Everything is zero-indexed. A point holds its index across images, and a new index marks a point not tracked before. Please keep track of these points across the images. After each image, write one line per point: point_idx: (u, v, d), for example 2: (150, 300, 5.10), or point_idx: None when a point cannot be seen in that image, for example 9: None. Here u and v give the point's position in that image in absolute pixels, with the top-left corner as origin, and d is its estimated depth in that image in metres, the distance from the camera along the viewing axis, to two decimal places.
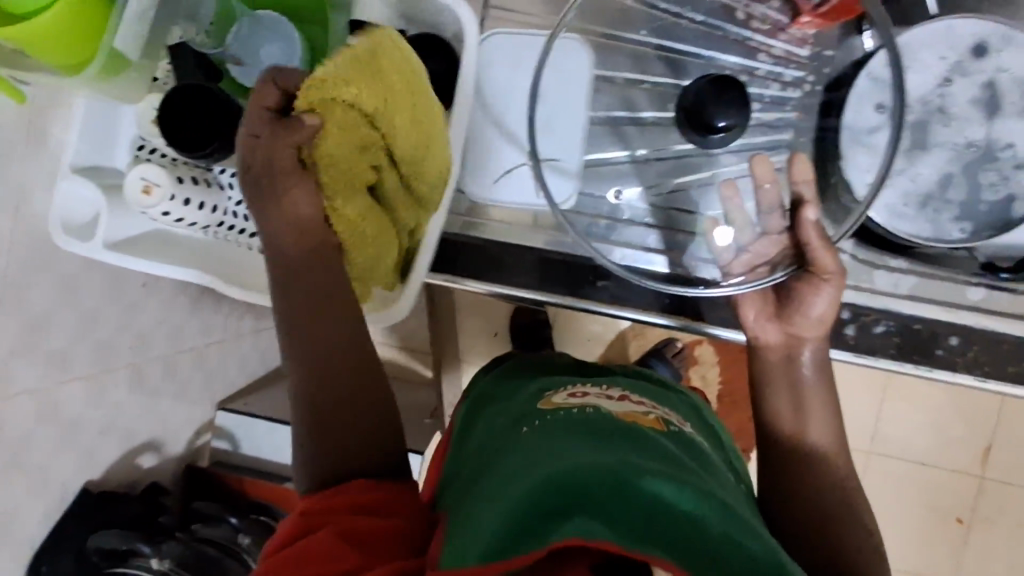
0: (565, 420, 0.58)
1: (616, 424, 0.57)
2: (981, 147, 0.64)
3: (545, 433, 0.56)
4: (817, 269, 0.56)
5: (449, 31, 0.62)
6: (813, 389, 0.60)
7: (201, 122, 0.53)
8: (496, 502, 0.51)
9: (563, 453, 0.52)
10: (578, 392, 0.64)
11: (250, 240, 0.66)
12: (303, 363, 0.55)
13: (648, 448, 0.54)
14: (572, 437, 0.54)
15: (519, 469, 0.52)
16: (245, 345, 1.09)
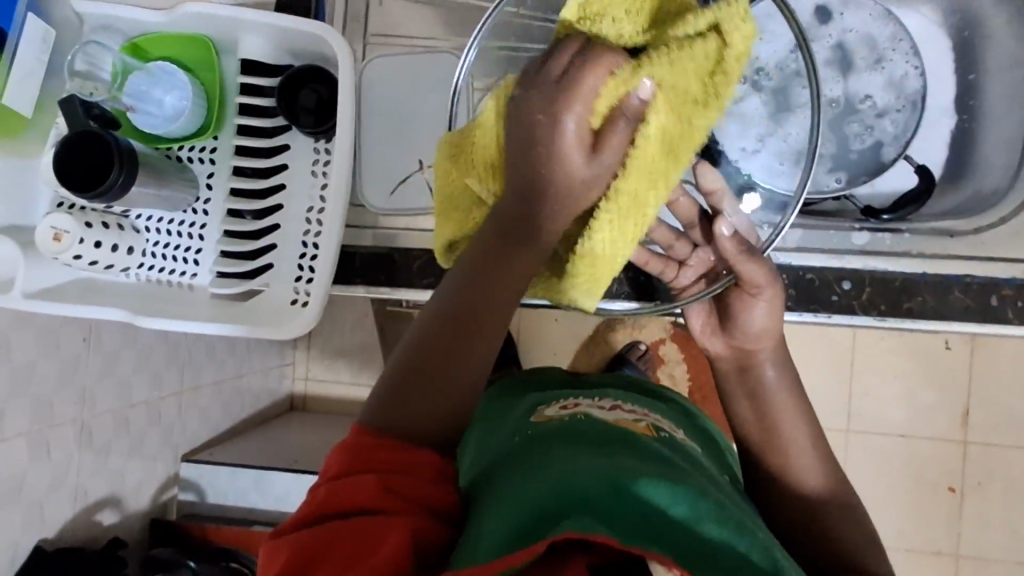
0: (562, 428, 0.55)
1: (611, 431, 0.54)
2: (842, 103, 0.68)
3: (541, 443, 0.53)
4: (746, 285, 0.53)
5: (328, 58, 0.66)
6: (777, 393, 0.57)
7: (95, 164, 0.57)
8: (486, 517, 0.47)
9: (559, 460, 0.49)
10: (570, 402, 0.61)
11: (168, 276, 0.69)
12: (461, 346, 0.48)
13: (644, 455, 0.51)
14: (567, 447, 0.51)
15: (512, 482, 0.49)
16: (203, 397, 1.10)
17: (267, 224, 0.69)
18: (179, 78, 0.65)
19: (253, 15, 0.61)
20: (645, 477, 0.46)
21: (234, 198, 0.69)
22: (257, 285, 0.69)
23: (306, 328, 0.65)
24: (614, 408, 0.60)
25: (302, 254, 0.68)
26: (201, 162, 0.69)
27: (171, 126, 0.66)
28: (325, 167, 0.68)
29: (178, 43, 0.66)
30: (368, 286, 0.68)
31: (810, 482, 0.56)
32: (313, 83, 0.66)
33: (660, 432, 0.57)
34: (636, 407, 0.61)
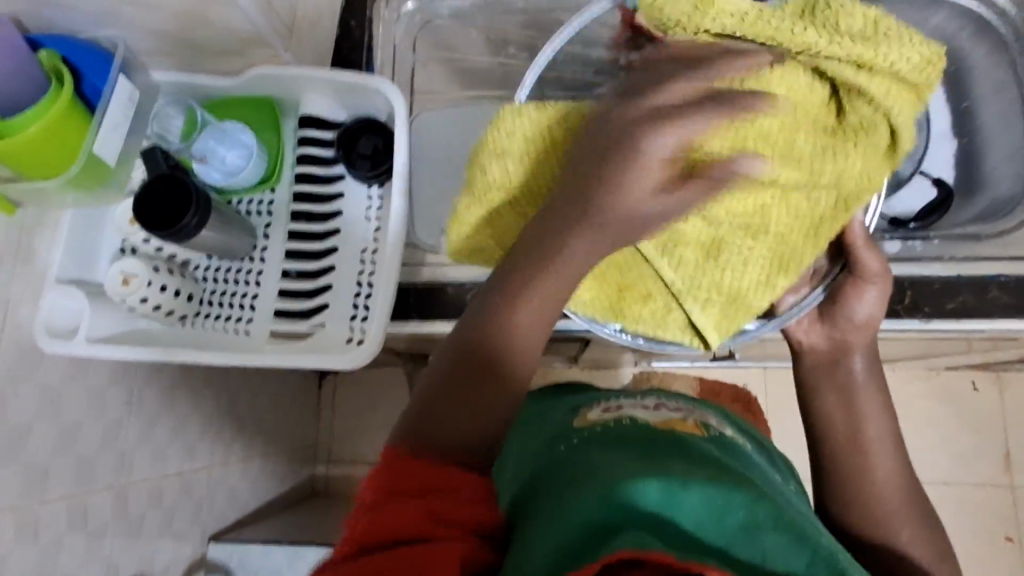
0: (610, 434, 0.53)
1: (658, 436, 0.52)
2: None
3: (587, 449, 0.51)
4: (859, 273, 0.55)
5: (383, 113, 0.71)
6: (861, 391, 0.57)
7: (174, 203, 0.61)
8: (538, 522, 0.44)
9: (607, 464, 0.47)
10: (611, 406, 0.61)
11: (226, 322, 0.70)
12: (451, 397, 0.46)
13: (696, 459, 0.48)
14: (617, 452, 0.49)
15: (563, 485, 0.47)
16: (233, 473, 1.06)
17: (324, 265, 0.71)
18: (245, 138, 0.69)
19: (319, 74, 0.68)
20: (696, 479, 0.42)
21: (290, 242, 0.72)
22: (309, 325, 0.69)
23: (357, 362, 0.65)
24: (656, 406, 0.61)
25: (357, 293, 0.70)
26: (261, 214, 0.73)
27: (235, 179, 0.70)
28: (378, 211, 0.72)
29: (242, 106, 0.71)
30: (422, 321, 0.69)
31: (885, 476, 0.55)
32: (370, 133, 0.71)
33: (709, 429, 0.58)
34: (677, 405, 0.63)
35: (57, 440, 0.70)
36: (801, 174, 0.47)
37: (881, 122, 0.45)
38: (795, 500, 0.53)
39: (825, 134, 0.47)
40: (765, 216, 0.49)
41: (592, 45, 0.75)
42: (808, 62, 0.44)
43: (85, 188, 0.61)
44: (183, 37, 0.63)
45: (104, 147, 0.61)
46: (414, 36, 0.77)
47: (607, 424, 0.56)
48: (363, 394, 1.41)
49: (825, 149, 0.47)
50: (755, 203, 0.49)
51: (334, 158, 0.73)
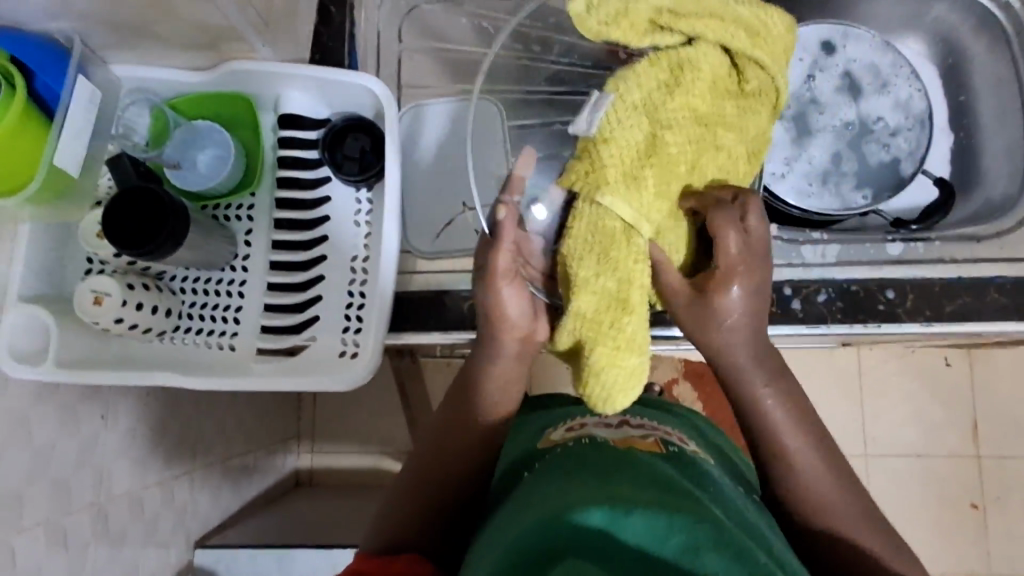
0: (567, 456, 0.53)
1: (613, 455, 0.51)
2: (856, 125, 0.72)
3: (543, 477, 0.50)
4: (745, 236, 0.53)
5: (369, 110, 0.66)
6: None
7: (142, 217, 0.55)
8: (492, 556, 0.44)
9: (558, 491, 0.46)
10: (576, 423, 0.60)
11: (207, 337, 0.66)
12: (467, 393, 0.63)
13: (649, 479, 0.47)
14: (567, 478, 0.48)
15: (515, 520, 0.46)
16: (214, 473, 1.03)
17: (312, 275, 0.67)
18: (221, 139, 0.64)
19: (299, 69, 0.62)
20: (638, 507, 0.40)
21: (275, 252, 0.67)
22: (303, 339, 0.66)
23: (347, 381, 0.62)
24: (619, 425, 0.60)
25: (349, 303, 0.67)
26: (240, 219, 0.68)
27: (211, 185, 0.65)
28: (368, 216, 0.68)
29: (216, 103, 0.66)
30: (429, 327, 0.66)
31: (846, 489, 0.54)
32: (356, 134, 0.67)
33: (670, 447, 0.57)
34: (643, 422, 0.62)
35: (31, 462, 0.67)
36: (733, 136, 0.57)
37: (768, 84, 0.58)
38: (761, 520, 0.52)
39: (738, 96, 0.57)
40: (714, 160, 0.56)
41: None
42: (720, 44, 0.55)
43: (47, 203, 0.55)
44: (143, 28, 0.56)
45: (65, 156, 0.54)
46: (397, 24, 0.73)
47: (569, 444, 0.55)
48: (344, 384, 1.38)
49: (743, 109, 0.57)
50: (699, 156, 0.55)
51: (317, 158, 0.68)
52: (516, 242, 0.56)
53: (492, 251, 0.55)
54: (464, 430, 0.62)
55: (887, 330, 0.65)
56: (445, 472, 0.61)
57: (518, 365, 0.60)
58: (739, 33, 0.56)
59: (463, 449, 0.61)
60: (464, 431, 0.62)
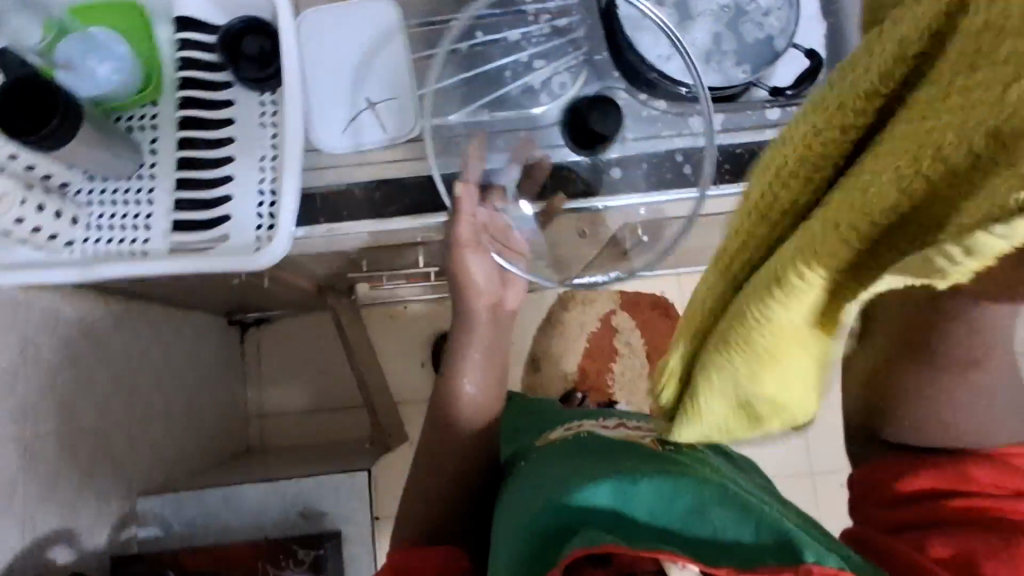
0: (572, 449, 0.62)
1: (622, 444, 0.60)
2: (733, 8, 0.77)
3: (555, 464, 0.60)
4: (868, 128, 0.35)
5: (265, 10, 0.68)
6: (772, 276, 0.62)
7: (38, 109, 0.56)
8: (512, 532, 0.53)
9: (564, 475, 0.55)
10: (574, 426, 0.71)
11: (118, 245, 0.65)
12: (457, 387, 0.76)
13: (649, 457, 0.54)
14: (571, 465, 0.57)
15: (528, 501, 0.55)
16: (155, 425, 1.02)
17: (221, 175, 0.68)
18: (116, 47, 0.65)
19: None
20: (645, 475, 0.48)
21: (183, 152, 0.68)
22: (216, 239, 0.66)
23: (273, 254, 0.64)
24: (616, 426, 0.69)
25: (260, 202, 0.67)
26: (143, 129, 0.68)
27: (108, 94, 0.65)
28: (274, 116, 0.69)
29: (110, 12, 0.67)
30: (404, 214, 0.69)
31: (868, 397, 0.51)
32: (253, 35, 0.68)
33: (668, 441, 0.63)
34: (640, 423, 0.70)
35: None
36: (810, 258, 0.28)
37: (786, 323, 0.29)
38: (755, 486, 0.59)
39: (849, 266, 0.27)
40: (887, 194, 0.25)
41: None
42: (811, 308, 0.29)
43: None
44: None
45: None
46: None
47: (564, 441, 0.66)
48: (296, 340, 1.39)
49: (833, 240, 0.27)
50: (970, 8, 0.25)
51: (217, 63, 0.69)
52: (474, 218, 0.72)
53: (452, 224, 0.71)
54: (465, 430, 0.75)
55: None
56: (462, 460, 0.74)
57: (492, 329, 0.80)
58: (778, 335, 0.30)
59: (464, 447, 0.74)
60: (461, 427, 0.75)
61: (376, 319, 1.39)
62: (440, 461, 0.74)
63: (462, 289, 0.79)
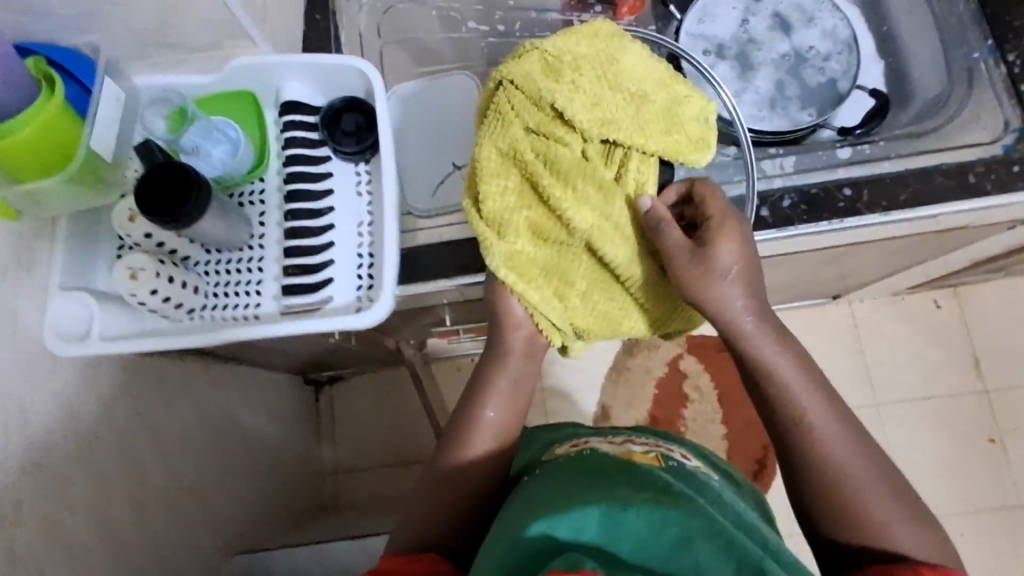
0: (571, 468, 0.59)
1: (617, 463, 0.58)
2: (793, 56, 0.81)
3: (548, 487, 0.56)
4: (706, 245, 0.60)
5: (361, 90, 0.74)
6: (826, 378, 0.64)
7: (172, 188, 0.62)
8: (493, 553, 0.49)
9: (557, 499, 0.51)
10: (579, 442, 0.67)
11: (235, 310, 0.71)
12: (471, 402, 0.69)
13: (641, 485, 0.52)
14: (565, 489, 0.54)
15: (516, 521, 0.51)
16: (244, 484, 1.03)
17: (322, 241, 0.73)
18: (233, 133, 0.72)
19: (300, 59, 0.71)
20: (633, 503, 0.45)
21: (288, 222, 0.73)
22: (319, 300, 0.71)
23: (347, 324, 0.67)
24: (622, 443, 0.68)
25: (359, 264, 0.72)
26: (254, 204, 0.74)
27: (227, 174, 0.72)
28: (368, 185, 0.75)
29: (226, 100, 0.73)
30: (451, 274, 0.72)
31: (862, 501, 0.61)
32: (352, 113, 0.75)
33: (668, 461, 0.65)
34: (645, 441, 0.70)
35: (77, 449, 0.68)
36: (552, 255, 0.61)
37: (551, 293, 0.63)
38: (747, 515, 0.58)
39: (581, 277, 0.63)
40: (561, 159, 0.58)
41: (543, 11, 0.84)
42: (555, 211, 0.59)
43: (80, 192, 0.63)
44: (158, 36, 0.65)
45: (99, 141, 0.62)
46: (377, 22, 0.83)
47: (570, 457, 0.63)
48: (365, 397, 1.43)
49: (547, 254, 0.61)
50: (567, 48, 0.59)
51: (320, 139, 0.75)
52: None
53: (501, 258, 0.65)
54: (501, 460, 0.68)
55: (861, 221, 0.71)
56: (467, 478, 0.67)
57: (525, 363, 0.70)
58: (559, 263, 0.62)
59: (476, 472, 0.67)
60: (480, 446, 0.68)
61: (442, 374, 1.42)
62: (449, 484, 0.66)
63: (501, 316, 0.68)
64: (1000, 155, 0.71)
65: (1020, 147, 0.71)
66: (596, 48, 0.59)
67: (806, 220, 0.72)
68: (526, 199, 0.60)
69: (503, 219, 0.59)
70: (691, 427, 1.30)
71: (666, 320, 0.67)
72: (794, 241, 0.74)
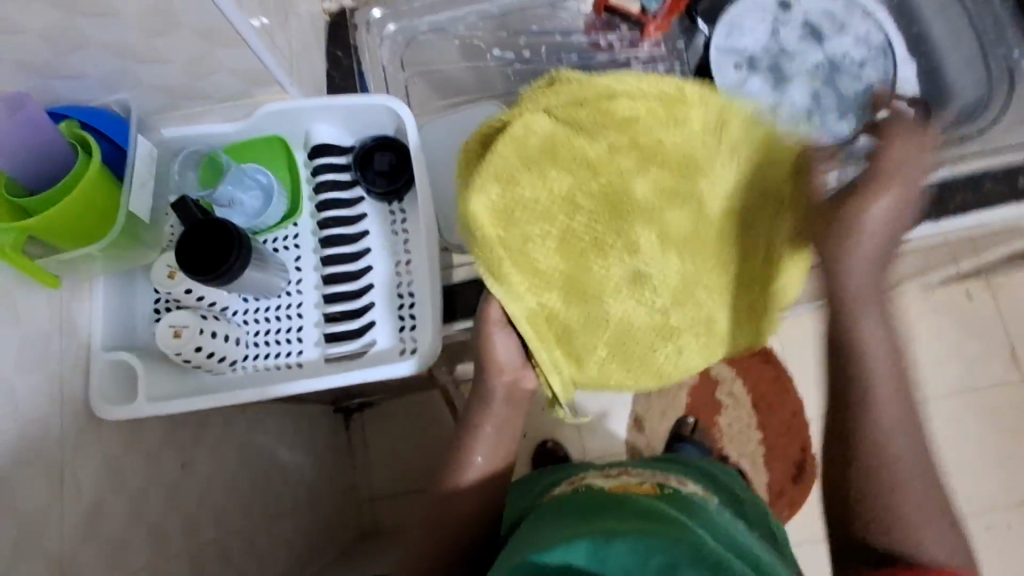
0: (567, 502, 0.59)
1: (608, 497, 0.57)
2: (827, 64, 0.79)
3: (543, 522, 0.56)
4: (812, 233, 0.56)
5: (391, 128, 0.73)
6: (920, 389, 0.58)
7: (212, 246, 0.61)
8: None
9: (550, 533, 0.51)
10: (576, 481, 0.67)
11: (277, 359, 0.70)
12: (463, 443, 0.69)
13: (636, 511, 0.51)
14: (559, 522, 0.53)
15: (510, 557, 0.51)
16: (288, 522, 1.00)
17: (362, 284, 0.72)
18: (264, 179, 0.71)
19: (330, 102, 0.70)
20: (620, 535, 0.44)
21: (326, 268, 0.73)
22: (362, 344, 0.71)
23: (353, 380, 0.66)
24: (619, 476, 0.67)
25: (400, 304, 0.71)
26: (288, 248, 0.73)
27: (261, 222, 0.71)
28: (404, 223, 0.73)
29: (254, 146, 0.72)
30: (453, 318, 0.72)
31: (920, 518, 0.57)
32: (384, 151, 0.74)
33: (665, 488, 0.63)
34: (644, 472, 0.69)
35: (129, 509, 0.66)
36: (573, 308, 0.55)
37: (567, 356, 0.58)
38: (752, 537, 0.55)
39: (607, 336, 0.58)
40: (601, 213, 0.51)
41: (567, 34, 0.83)
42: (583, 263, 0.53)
43: (119, 248, 0.63)
44: (188, 90, 0.64)
45: (137, 203, 0.62)
46: (400, 56, 0.83)
47: (565, 495, 0.62)
48: (396, 422, 1.42)
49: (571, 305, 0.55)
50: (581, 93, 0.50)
51: (352, 180, 0.74)
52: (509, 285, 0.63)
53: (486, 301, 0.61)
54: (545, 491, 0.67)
55: (913, 233, 0.69)
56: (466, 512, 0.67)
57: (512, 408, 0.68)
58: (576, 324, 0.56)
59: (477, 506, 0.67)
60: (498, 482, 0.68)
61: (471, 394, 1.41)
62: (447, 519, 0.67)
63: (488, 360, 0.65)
64: None
65: None
66: (581, 98, 0.50)
67: None
68: (565, 250, 0.52)
69: (524, 267, 0.51)
70: (730, 434, 1.28)
71: (716, 342, 0.63)
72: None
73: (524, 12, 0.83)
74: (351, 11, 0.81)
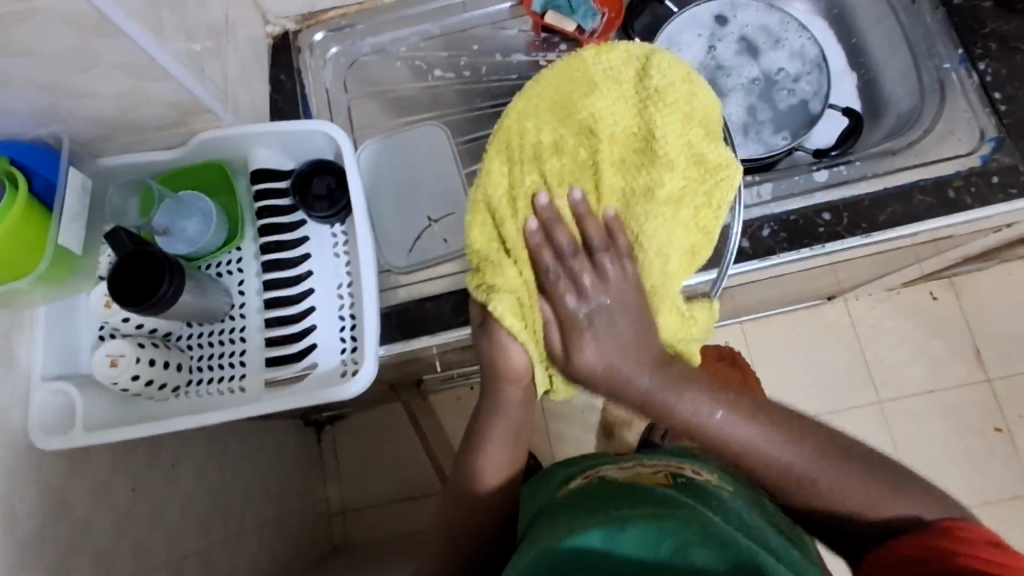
0: (579, 495, 0.57)
1: (617, 489, 0.55)
2: (762, 79, 0.82)
3: (552, 518, 0.54)
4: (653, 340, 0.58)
5: (329, 151, 0.74)
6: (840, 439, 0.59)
7: (148, 277, 0.62)
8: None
9: (559, 526, 0.50)
10: (594, 471, 0.63)
11: (220, 384, 0.71)
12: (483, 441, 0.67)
13: (646, 500, 0.50)
14: (569, 515, 0.52)
15: (520, 553, 0.50)
16: (251, 538, 0.99)
17: (303, 308, 0.73)
18: (204, 205, 0.71)
19: (266, 128, 0.70)
20: (632, 523, 0.44)
21: (267, 292, 0.73)
22: (303, 367, 0.71)
23: (335, 396, 0.66)
24: (632, 466, 0.63)
25: (342, 327, 0.72)
26: (231, 273, 0.74)
27: (200, 247, 0.72)
28: (345, 245, 0.74)
29: (193, 172, 0.73)
30: (423, 334, 0.71)
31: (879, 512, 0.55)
32: (324, 175, 0.74)
33: (676, 477, 0.60)
34: (655, 462, 0.65)
35: (68, 539, 0.66)
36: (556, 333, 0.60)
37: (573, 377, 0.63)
38: (760, 520, 0.53)
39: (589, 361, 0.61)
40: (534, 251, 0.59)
41: (510, 54, 0.85)
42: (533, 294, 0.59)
43: (53, 282, 0.64)
44: (121, 121, 0.64)
45: (67, 237, 0.63)
46: (344, 77, 0.84)
47: (581, 485, 0.60)
48: (369, 434, 1.42)
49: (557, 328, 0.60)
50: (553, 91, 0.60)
51: (292, 205, 0.75)
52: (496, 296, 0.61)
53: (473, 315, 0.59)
54: (489, 510, 0.67)
55: (848, 245, 0.70)
56: (481, 513, 0.67)
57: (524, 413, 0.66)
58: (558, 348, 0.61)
59: (476, 513, 0.67)
60: (470, 497, 0.67)
61: (442, 405, 1.42)
62: (464, 518, 0.67)
63: (499, 363, 0.62)
64: (978, 166, 0.70)
65: (996, 158, 0.70)
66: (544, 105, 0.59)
67: (789, 246, 0.71)
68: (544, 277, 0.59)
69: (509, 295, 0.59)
70: None
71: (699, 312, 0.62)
72: (778, 268, 0.73)
73: (467, 33, 0.84)
74: (294, 33, 0.82)
